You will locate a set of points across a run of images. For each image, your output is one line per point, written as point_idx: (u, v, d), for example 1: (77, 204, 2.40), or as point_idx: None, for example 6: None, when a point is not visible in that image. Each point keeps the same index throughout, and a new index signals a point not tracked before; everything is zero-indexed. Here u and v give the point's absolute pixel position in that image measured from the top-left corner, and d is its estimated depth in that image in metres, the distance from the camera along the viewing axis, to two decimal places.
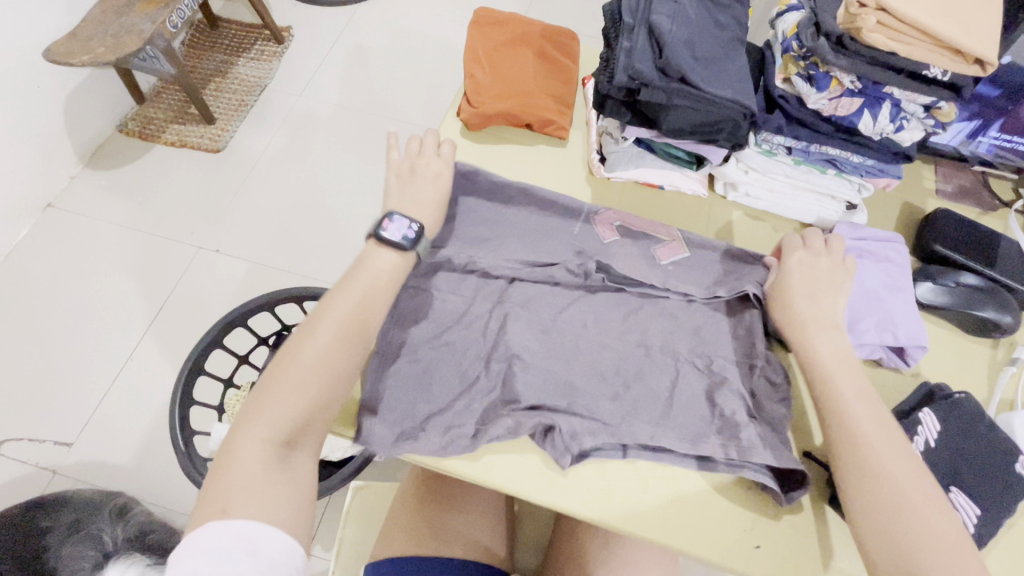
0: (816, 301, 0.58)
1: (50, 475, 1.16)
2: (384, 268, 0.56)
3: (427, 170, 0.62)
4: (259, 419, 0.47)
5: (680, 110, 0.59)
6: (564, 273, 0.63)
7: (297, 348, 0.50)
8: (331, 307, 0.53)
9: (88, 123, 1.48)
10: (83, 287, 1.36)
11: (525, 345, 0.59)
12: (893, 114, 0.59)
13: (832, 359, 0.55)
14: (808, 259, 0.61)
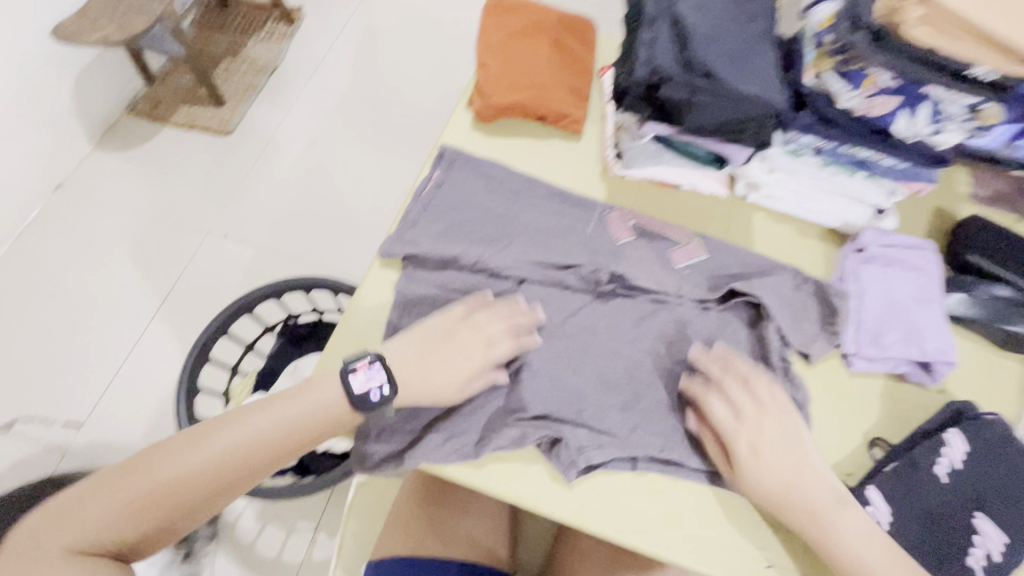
0: (787, 485, 0.52)
1: (59, 457, 1.17)
2: (313, 408, 0.53)
3: (461, 339, 0.56)
4: (78, 513, 0.46)
5: (703, 107, 0.56)
6: (573, 277, 0.62)
7: (167, 452, 0.49)
8: (238, 423, 0.51)
9: (97, 103, 1.47)
10: (92, 270, 1.35)
11: (536, 351, 0.57)
12: (932, 115, 0.55)
13: (794, 480, 0.52)
14: (755, 438, 0.53)
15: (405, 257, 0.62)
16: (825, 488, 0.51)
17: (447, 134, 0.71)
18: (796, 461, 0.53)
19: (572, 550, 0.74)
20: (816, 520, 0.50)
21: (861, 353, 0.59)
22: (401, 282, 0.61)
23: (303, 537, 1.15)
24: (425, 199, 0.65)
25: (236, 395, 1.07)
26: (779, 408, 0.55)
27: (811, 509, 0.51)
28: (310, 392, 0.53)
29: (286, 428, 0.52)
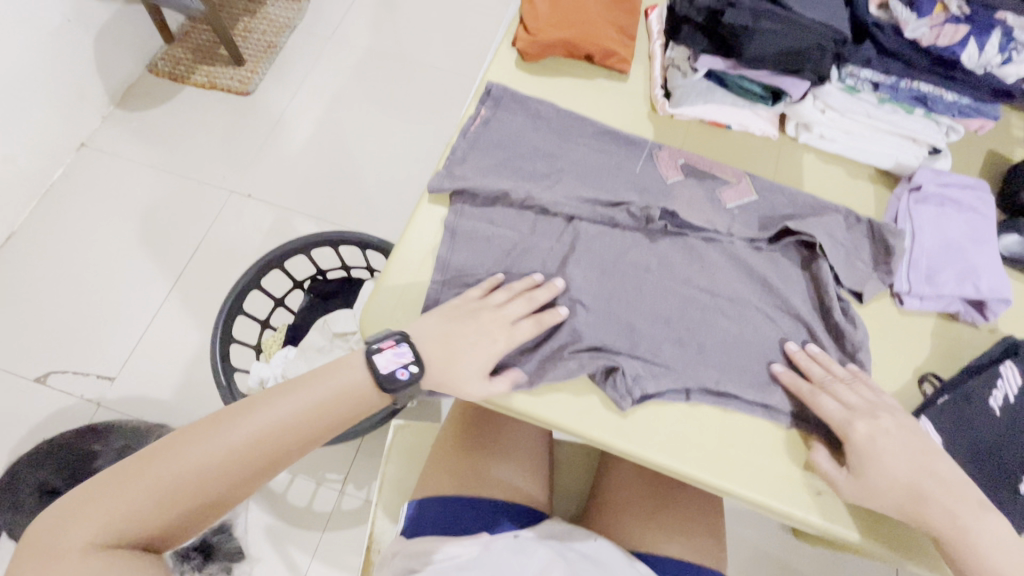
0: (909, 478, 0.48)
1: (95, 408, 1.20)
2: (354, 387, 0.49)
3: (484, 324, 0.53)
4: (97, 508, 0.40)
5: (768, 34, 0.57)
6: (624, 215, 0.60)
7: (196, 435, 0.44)
8: (258, 409, 0.46)
9: (119, 61, 1.46)
10: (118, 227, 1.36)
11: (587, 288, 0.58)
12: (1001, 44, 0.56)
13: (908, 474, 0.48)
14: (872, 429, 0.50)
15: (454, 191, 0.61)
16: (952, 481, 0.48)
17: (489, 73, 0.71)
18: (921, 456, 0.49)
19: (608, 493, 0.75)
20: (947, 514, 0.47)
21: (912, 291, 0.58)
22: (450, 217, 0.60)
23: (331, 489, 1.17)
24: (472, 136, 0.64)
25: (267, 346, 1.08)
26: (887, 402, 0.53)
27: (940, 503, 0.47)
28: (335, 372, 0.50)
29: (313, 410, 0.47)
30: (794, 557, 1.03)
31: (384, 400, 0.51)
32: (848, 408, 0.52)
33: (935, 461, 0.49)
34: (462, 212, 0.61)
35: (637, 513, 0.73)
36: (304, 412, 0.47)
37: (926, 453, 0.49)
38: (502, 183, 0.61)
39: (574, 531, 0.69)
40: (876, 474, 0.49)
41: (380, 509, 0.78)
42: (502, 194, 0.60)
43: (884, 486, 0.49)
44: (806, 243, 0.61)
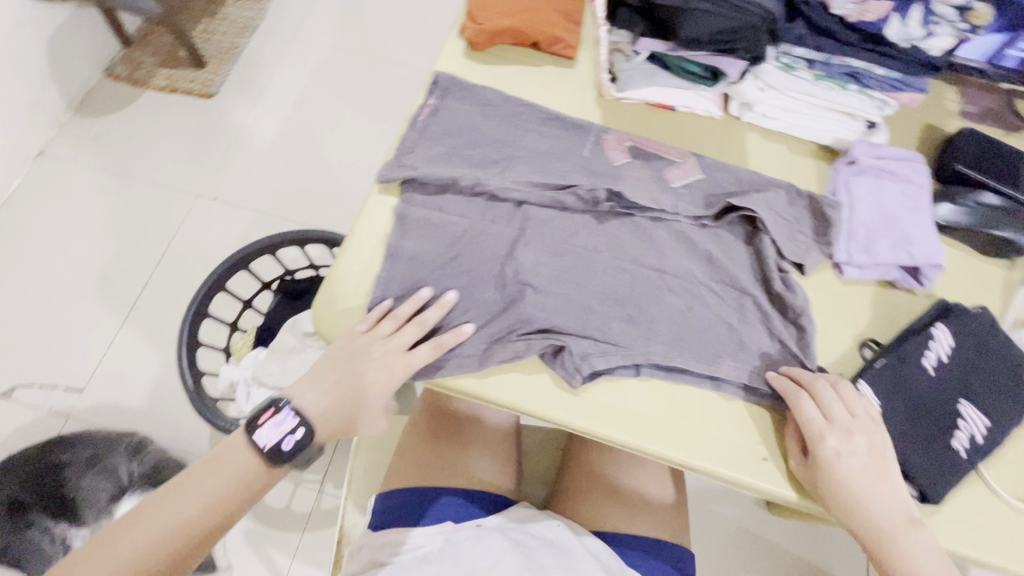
0: (857, 497, 0.50)
1: (64, 420, 1.18)
2: (247, 469, 0.52)
3: (372, 365, 0.54)
4: None
5: (700, 15, 0.58)
6: (571, 198, 0.60)
7: (91, 557, 0.46)
8: (154, 515, 0.48)
9: (75, 67, 1.42)
10: (81, 236, 1.34)
11: (540, 270, 0.58)
12: (924, 17, 0.58)
13: (861, 487, 0.50)
14: (842, 447, 0.51)
15: (403, 180, 0.61)
16: (891, 501, 0.51)
17: (439, 64, 0.71)
18: (872, 477, 0.51)
19: (573, 474, 0.76)
20: (874, 530, 0.51)
21: (851, 261, 0.60)
22: (400, 206, 0.60)
23: (310, 489, 1.14)
24: (421, 126, 0.65)
25: (237, 349, 1.08)
26: (865, 420, 0.52)
27: (872, 519, 0.50)
28: (228, 459, 0.52)
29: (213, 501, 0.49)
30: (768, 530, 1.05)
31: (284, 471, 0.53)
32: (826, 426, 0.51)
33: (884, 482, 0.51)
34: (412, 199, 0.61)
35: (609, 486, 0.74)
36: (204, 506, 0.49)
37: (877, 474, 0.51)
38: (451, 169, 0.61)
39: (538, 515, 0.69)
40: (831, 486, 0.51)
41: (351, 501, 0.79)
42: (451, 183, 0.60)
43: (831, 498, 0.51)
44: (749, 219, 0.62)
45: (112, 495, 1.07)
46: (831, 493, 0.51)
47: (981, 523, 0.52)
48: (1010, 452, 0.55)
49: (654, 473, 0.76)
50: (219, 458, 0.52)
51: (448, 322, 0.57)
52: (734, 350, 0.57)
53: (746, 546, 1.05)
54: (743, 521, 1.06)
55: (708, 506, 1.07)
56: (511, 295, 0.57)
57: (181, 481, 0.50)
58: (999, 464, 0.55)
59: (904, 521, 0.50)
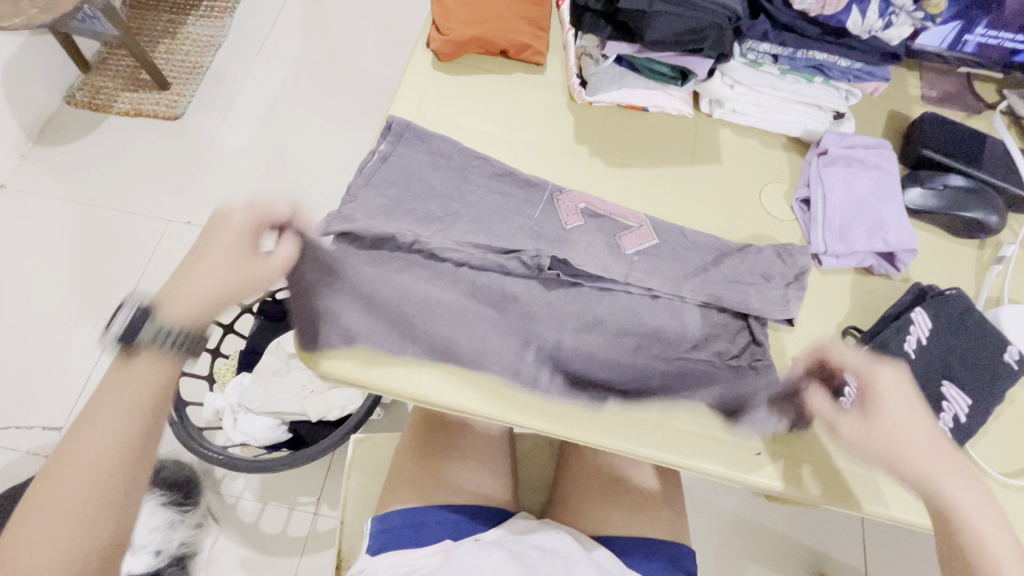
0: (913, 443, 0.47)
1: (44, 460, 1.13)
2: (142, 376, 0.48)
3: (218, 227, 0.52)
4: None
5: (663, 18, 0.57)
6: (509, 269, 0.59)
7: (26, 524, 0.42)
8: (69, 462, 0.44)
9: (32, 95, 1.38)
10: (50, 268, 1.29)
11: (474, 331, 0.57)
12: (881, 9, 0.57)
13: (921, 425, 0.48)
14: (895, 378, 0.50)
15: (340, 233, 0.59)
16: (950, 461, 0.47)
17: (409, 76, 0.71)
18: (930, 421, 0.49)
19: (572, 476, 0.76)
20: (927, 484, 0.47)
21: (829, 252, 0.61)
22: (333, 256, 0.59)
23: (305, 512, 1.12)
24: (369, 173, 0.63)
25: (221, 374, 1.06)
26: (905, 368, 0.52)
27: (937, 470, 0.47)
28: (117, 384, 0.47)
29: (119, 433, 0.45)
30: (766, 516, 1.06)
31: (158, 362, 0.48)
32: (869, 364, 0.51)
33: (941, 441, 0.48)
34: (360, 266, 0.58)
35: (607, 487, 0.74)
36: (109, 440, 0.45)
37: (932, 427, 0.48)
38: (403, 229, 0.59)
39: (537, 525, 0.69)
40: (884, 430, 0.48)
41: (348, 523, 0.77)
42: (400, 246, 0.59)
43: (885, 442, 0.48)
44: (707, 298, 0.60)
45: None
46: (896, 437, 0.48)
47: None
48: (992, 428, 0.56)
49: (650, 472, 0.76)
50: (105, 392, 0.47)
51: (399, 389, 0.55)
52: (691, 433, 0.56)
53: (747, 535, 1.05)
54: (740, 509, 1.07)
55: (705, 497, 1.07)
56: (466, 367, 0.56)
57: (77, 423, 0.46)
58: (982, 441, 0.56)
59: (974, 485, 0.47)
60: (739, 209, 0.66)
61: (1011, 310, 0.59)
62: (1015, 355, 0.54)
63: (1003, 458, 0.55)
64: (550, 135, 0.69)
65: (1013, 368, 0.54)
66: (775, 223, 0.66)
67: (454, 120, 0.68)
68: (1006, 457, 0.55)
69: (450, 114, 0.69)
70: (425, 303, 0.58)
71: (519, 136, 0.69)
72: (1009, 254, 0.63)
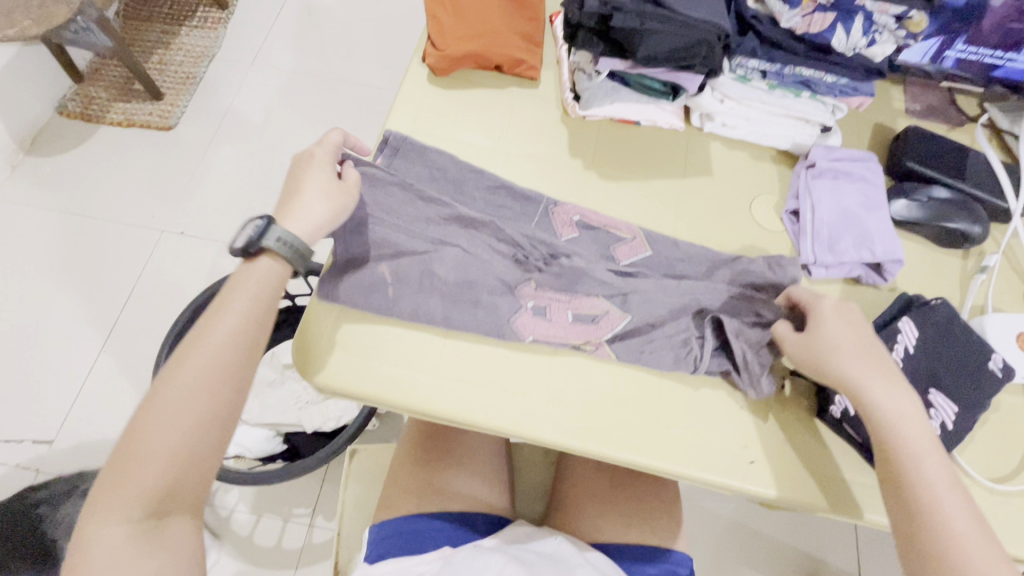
0: (848, 354, 0.51)
1: (33, 474, 1.12)
2: (259, 282, 0.51)
3: (308, 159, 0.57)
4: (111, 500, 0.43)
5: (654, 36, 0.59)
6: (507, 268, 0.62)
7: (153, 400, 0.45)
8: (188, 358, 0.47)
9: (24, 105, 1.37)
10: (41, 279, 1.28)
11: (470, 327, 0.59)
12: (865, 27, 0.59)
13: (855, 344, 0.52)
14: (839, 305, 0.55)
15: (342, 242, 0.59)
16: (885, 375, 0.51)
17: (405, 91, 0.72)
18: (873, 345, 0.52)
19: (570, 484, 0.76)
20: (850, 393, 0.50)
21: (817, 262, 0.63)
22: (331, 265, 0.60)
23: (300, 523, 1.11)
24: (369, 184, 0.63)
25: None
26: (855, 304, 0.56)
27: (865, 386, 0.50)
28: (234, 292, 0.50)
29: (233, 335, 0.48)
30: (761, 522, 1.07)
31: (272, 268, 0.52)
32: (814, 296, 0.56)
33: (876, 358, 0.51)
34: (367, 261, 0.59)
35: (604, 496, 0.75)
36: (225, 342, 0.48)
37: (871, 345, 0.52)
38: (410, 239, 0.60)
39: (535, 533, 0.69)
40: (824, 343, 0.53)
41: (345, 535, 0.77)
42: (406, 248, 0.60)
43: (821, 351, 0.52)
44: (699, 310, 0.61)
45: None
46: (825, 356, 0.52)
47: None
48: (979, 434, 0.58)
49: (646, 480, 0.76)
50: (229, 298, 0.50)
51: (396, 400, 0.56)
52: (683, 443, 0.57)
53: (742, 542, 1.06)
54: (735, 515, 1.07)
55: (700, 503, 1.08)
56: (461, 346, 0.59)
57: (199, 328, 0.48)
58: (970, 446, 0.57)
59: (908, 408, 0.49)
60: (730, 220, 0.68)
61: (995, 318, 0.60)
62: (998, 363, 0.55)
63: (989, 463, 0.57)
64: (544, 149, 0.70)
65: (997, 376, 0.55)
66: (766, 234, 0.67)
67: (450, 133, 0.69)
68: (992, 462, 0.57)
69: (446, 128, 0.70)
70: (422, 309, 0.59)
71: (514, 149, 0.70)
72: (992, 264, 0.64)
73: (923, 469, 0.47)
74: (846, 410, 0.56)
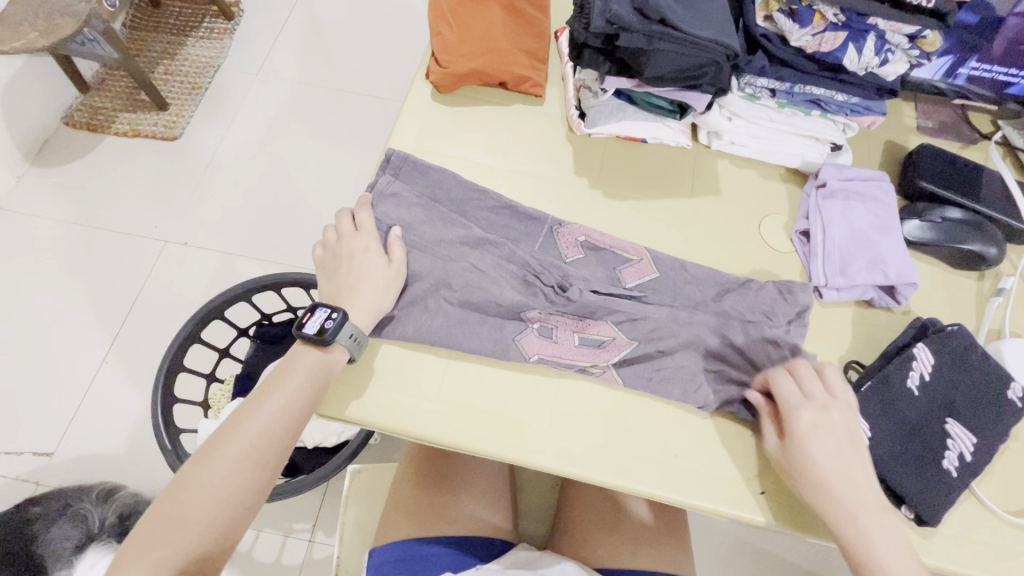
0: (825, 473, 0.49)
1: (33, 486, 1.11)
2: (316, 362, 0.51)
3: (355, 251, 0.57)
4: (141, 558, 0.42)
5: (662, 55, 0.57)
6: (515, 288, 0.60)
7: (205, 459, 0.46)
8: (241, 427, 0.47)
9: (30, 115, 1.37)
10: (43, 290, 1.28)
11: (477, 347, 0.58)
12: (878, 46, 0.58)
13: (827, 460, 0.49)
14: (817, 420, 0.50)
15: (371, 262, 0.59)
16: (863, 492, 0.48)
17: (407, 108, 0.71)
18: (850, 461, 0.49)
19: (577, 506, 0.75)
20: (826, 516, 0.48)
21: (829, 284, 0.61)
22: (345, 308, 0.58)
23: (300, 539, 1.10)
24: (374, 205, 0.61)
25: (216, 402, 0.91)
26: (846, 403, 0.52)
27: (844, 504, 0.48)
28: (293, 366, 0.51)
29: (285, 407, 0.49)
30: (768, 541, 1.05)
31: (330, 352, 0.52)
32: (796, 400, 0.52)
33: (856, 470, 0.49)
34: None
35: (608, 519, 0.73)
36: (278, 416, 0.49)
37: (856, 452, 0.50)
38: (421, 256, 0.59)
39: (540, 558, 0.67)
40: (803, 460, 0.49)
41: (343, 557, 0.75)
42: (417, 267, 0.59)
43: (801, 469, 0.50)
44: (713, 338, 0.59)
45: (83, 543, 0.80)
46: (799, 473, 0.50)
47: (977, 540, 0.52)
48: (997, 465, 0.56)
49: (651, 504, 0.75)
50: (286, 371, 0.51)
51: (395, 425, 0.55)
52: (689, 471, 0.55)
53: (748, 562, 1.04)
54: (743, 534, 1.05)
55: (706, 522, 1.06)
56: (467, 370, 0.58)
57: (255, 396, 0.49)
58: (988, 477, 0.55)
59: (886, 525, 0.47)
60: (739, 239, 0.66)
61: (1012, 344, 0.58)
62: (1018, 393, 0.54)
63: (1010, 494, 0.55)
64: (550, 167, 0.69)
65: (1018, 406, 0.53)
66: (775, 255, 0.66)
67: (454, 151, 0.68)
68: (1012, 494, 0.55)
69: (450, 145, 0.69)
70: (430, 330, 0.57)
71: (517, 167, 0.69)
72: (1009, 286, 0.63)
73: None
74: None
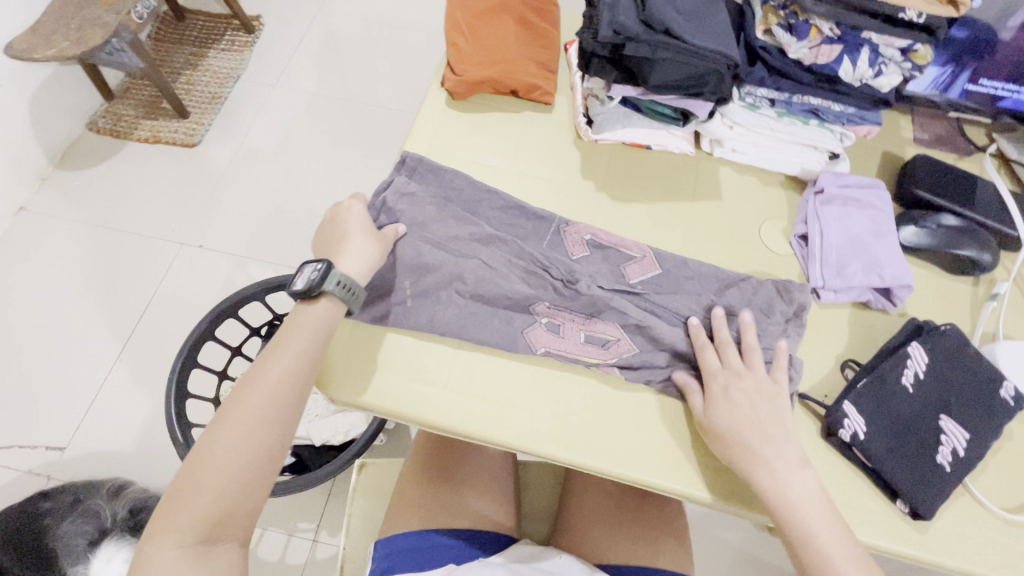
0: (740, 433, 0.52)
1: (44, 480, 1.13)
2: (311, 322, 0.54)
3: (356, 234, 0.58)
4: (172, 524, 0.44)
5: (665, 64, 0.60)
6: (523, 281, 0.62)
7: (219, 428, 0.48)
8: (247, 394, 0.49)
9: (57, 121, 1.43)
10: (62, 289, 1.32)
11: (486, 336, 0.60)
12: (871, 59, 0.61)
13: (740, 420, 0.53)
14: (731, 384, 0.55)
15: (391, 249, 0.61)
16: (781, 453, 0.51)
17: (422, 113, 0.75)
18: (767, 422, 0.53)
19: (579, 505, 0.76)
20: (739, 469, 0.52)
21: (826, 285, 0.64)
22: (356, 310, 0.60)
23: (304, 538, 1.11)
24: (389, 205, 0.64)
25: None
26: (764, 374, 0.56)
27: (752, 457, 0.51)
28: (292, 330, 0.53)
29: (289, 370, 0.51)
30: (770, 552, 1.05)
31: (319, 305, 0.54)
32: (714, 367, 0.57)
33: (771, 431, 0.52)
34: (389, 274, 0.61)
35: (610, 517, 0.75)
36: (282, 379, 0.50)
37: (773, 422, 0.53)
38: (433, 250, 0.62)
39: (540, 552, 0.69)
40: (719, 420, 0.54)
41: (349, 548, 0.77)
42: (429, 261, 0.61)
43: (720, 428, 0.53)
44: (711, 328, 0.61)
45: (96, 539, 0.82)
46: (716, 432, 0.54)
47: (970, 535, 0.53)
48: (991, 462, 0.57)
49: (653, 503, 0.76)
50: (286, 336, 0.53)
51: (406, 412, 0.57)
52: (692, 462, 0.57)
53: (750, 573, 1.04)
54: (745, 545, 1.05)
55: (707, 530, 1.06)
56: (475, 361, 0.60)
57: (259, 363, 0.51)
58: (981, 474, 0.57)
59: (799, 479, 0.50)
60: (740, 242, 0.69)
61: (1006, 346, 0.60)
62: (1010, 392, 0.56)
63: (1003, 492, 0.56)
64: (558, 171, 0.72)
65: (1010, 404, 0.55)
66: (775, 258, 0.68)
67: (466, 153, 0.72)
68: (1006, 491, 0.56)
69: (461, 148, 0.72)
70: (440, 321, 0.60)
71: (526, 170, 0.72)
72: (1003, 291, 0.65)
73: (813, 546, 0.47)
74: (856, 434, 0.55)
